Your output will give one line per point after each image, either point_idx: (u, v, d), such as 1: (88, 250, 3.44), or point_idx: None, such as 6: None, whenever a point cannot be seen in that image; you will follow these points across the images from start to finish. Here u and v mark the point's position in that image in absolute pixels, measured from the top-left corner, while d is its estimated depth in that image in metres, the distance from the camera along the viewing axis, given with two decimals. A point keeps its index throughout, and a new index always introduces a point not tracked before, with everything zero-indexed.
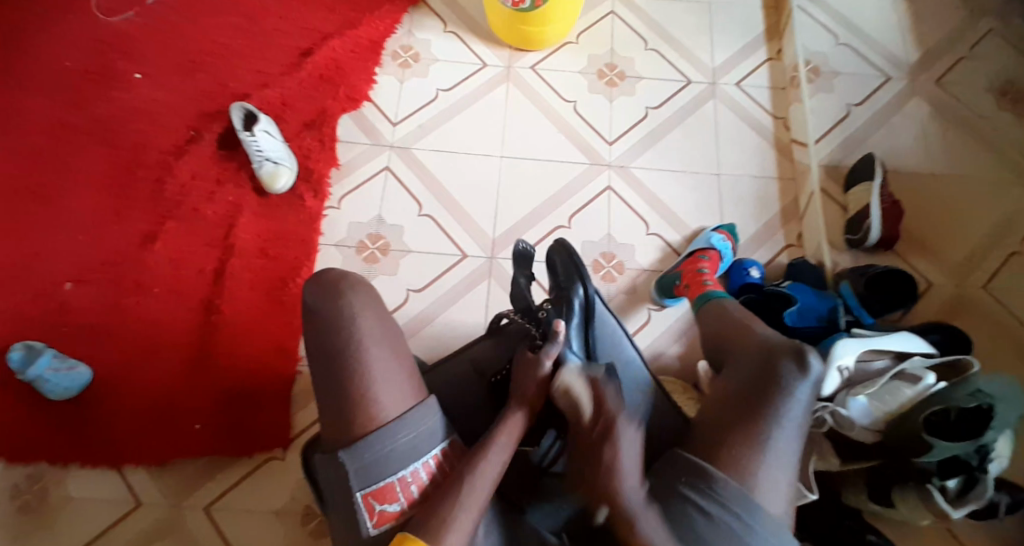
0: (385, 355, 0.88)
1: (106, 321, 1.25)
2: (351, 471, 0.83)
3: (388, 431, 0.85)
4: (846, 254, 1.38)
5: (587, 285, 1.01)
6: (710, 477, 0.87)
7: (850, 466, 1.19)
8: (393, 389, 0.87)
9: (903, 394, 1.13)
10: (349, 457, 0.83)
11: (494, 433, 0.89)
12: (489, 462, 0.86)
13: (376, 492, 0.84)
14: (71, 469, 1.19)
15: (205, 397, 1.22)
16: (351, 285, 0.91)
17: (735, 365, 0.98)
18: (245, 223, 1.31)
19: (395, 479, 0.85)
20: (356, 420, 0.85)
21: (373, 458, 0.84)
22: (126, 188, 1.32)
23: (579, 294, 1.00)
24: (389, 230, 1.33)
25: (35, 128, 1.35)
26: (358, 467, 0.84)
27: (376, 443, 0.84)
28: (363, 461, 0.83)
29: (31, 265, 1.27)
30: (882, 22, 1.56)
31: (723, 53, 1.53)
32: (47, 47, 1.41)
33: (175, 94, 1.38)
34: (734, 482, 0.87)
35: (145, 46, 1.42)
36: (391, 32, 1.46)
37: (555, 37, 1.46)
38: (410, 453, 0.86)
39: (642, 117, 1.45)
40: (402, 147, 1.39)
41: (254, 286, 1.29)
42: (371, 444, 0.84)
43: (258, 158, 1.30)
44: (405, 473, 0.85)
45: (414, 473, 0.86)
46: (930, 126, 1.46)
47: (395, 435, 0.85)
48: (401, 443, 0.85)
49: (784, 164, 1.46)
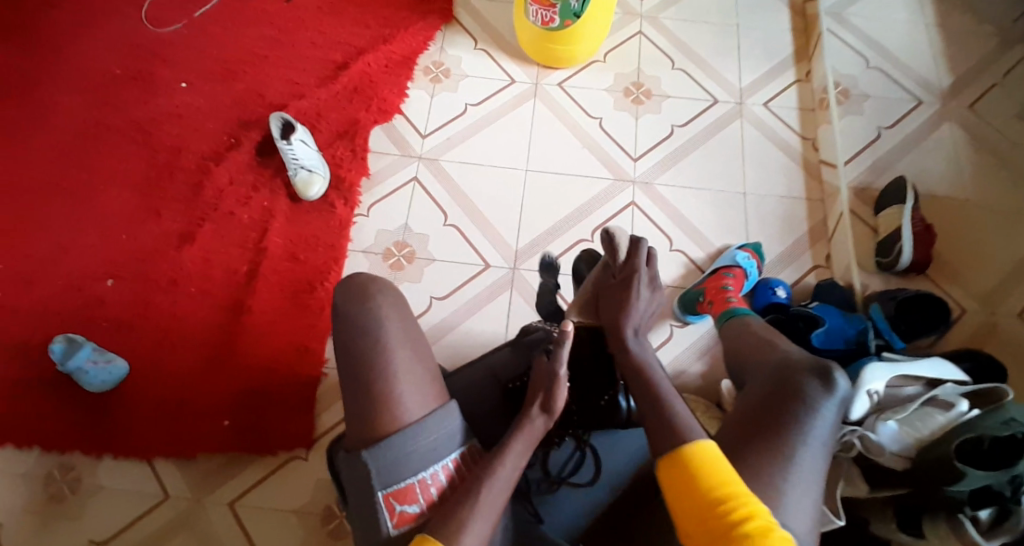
0: (409, 357, 0.91)
1: (142, 317, 1.30)
2: (373, 470, 0.84)
3: (410, 431, 0.86)
4: (876, 276, 1.36)
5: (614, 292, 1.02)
6: None
7: (878, 493, 1.15)
8: (416, 390, 0.89)
9: (935, 420, 1.12)
10: (371, 456, 0.85)
11: (509, 439, 0.88)
12: (505, 466, 0.86)
13: (397, 493, 0.85)
14: (102, 460, 1.23)
15: (233, 396, 1.25)
16: (378, 290, 0.95)
17: (756, 383, 0.98)
18: (277, 227, 1.36)
19: (415, 480, 0.85)
20: (378, 419, 0.87)
21: (395, 459, 0.85)
22: (167, 191, 1.38)
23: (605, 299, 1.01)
24: (415, 239, 1.36)
25: (85, 132, 1.42)
26: (379, 466, 0.85)
27: (398, 442, 0.85)
28: (384, 461, 0.85)
29: (75, 262, 1.33)
30: (912, 46, 1.56)
31: (751, 74, 1.54)
32: (100, 57, 1.49)
33: (217, 104, 1.45)
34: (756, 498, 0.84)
35: (191, 58, 1.49)
36: (424, 49, 1.51)
37: (583, 55, 1.49)
38: (430, 456, 0.87)
39: (667, 135, 1.47)
40: (431, 159, 1.42)
41: (284, 288, 1.33)
42: (393, 443, 0.85)
43: (293, 166, 1.35)
44: (426, 474, 0.86)
45: (434, 475, 0.86)
46: (963, 150, 1.44)
47: (417, 437, 0.86)
48: (423, 444, 0.86)
49: (812, 184, 1.46)
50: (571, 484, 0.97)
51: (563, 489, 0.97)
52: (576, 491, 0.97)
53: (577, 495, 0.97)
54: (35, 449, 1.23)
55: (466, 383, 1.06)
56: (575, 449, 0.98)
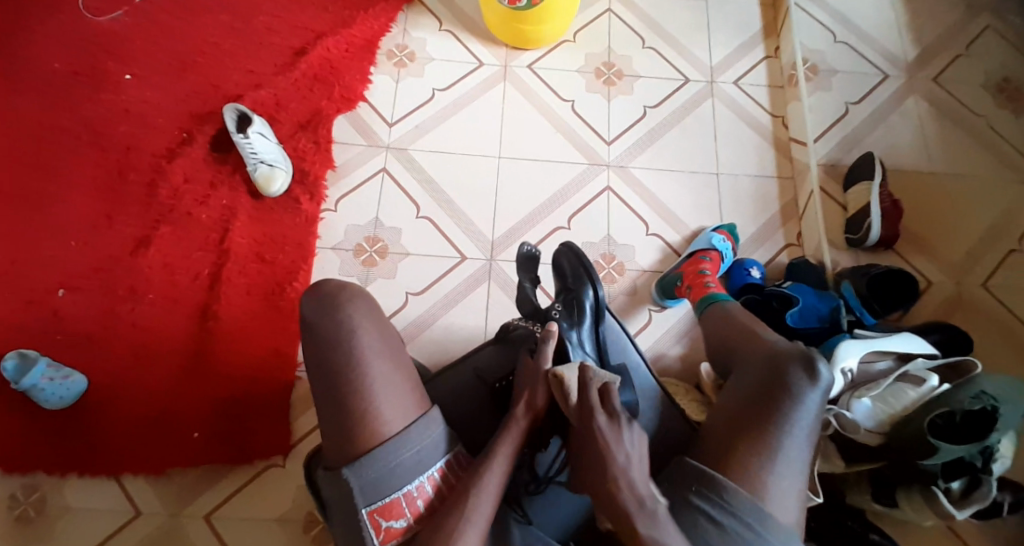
0: (387, 365, 0.87)
1: (100, 328, 1.23)
2: (356, 488, 0.81)
3: (392, 445, 0.83)
4: (847, 254, 1.38)
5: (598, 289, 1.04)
6: (720, 486, 0.88)
7: (854, 468, 1.19)
8: (396, 401, 0.86)
9: (908, 395, 1.15)
10: (353, 473, 0.82)
11: (496, 444, 0.87)
12: (493, 473, 0.85)
13: (382, 509, 0.82)
14: (68, 480, 1.17)
15: (203, 405, 1.20)
16: (350, 296, 0.90)
17: (742, 374, 0.99)
18: (240, 227, 1.29)
19: (400, 494, 0.83)
20: (359, 434, 0.84)
21: (378, 475, 0.82)
22: (118, 192, 1.30)
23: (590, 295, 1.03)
24: (387, 233, 1.32)
25: (21, 130, 1.32)
26: (362, 484, 0.82)
27: (380, 457, 0.83)
28: (367, 477, 0.82)
29: (22, 272, 1.24)
30: (878, 19, 1.55)
31: (720, 51, 1.51)
32: (32, 46, 1.38)
33: (166, 95, 1.36)
34: (745, 493, 0.87)
35: (133, 46, 1.39)
36: (386, 31, 1.44)
37: (552, 35, 1.44)
38: (416, 467, 0.84)
39: (640, 117, 1.44)
40: (399, 148, 1.37)
41: (251, 291, 1.27)
42: (375, 459, 0.82)
43: (253, 161, 1.28)
44: (410, 487, 0.83)
45: (419, 487, 0.84)
46: (927, 124, 1.46)
47: (400, 450, 0.83)
48: (407, 457, 0.84)
49: (783, 163, 1.46)
50: (559, 482, 0.98)
51: (551, 486, 0.98)
52: (565, 488, 0.98)
53: (566, 492, 0.98)
54: None
55: (450, 386, 1.02)
56: (562, 449, 0.98)
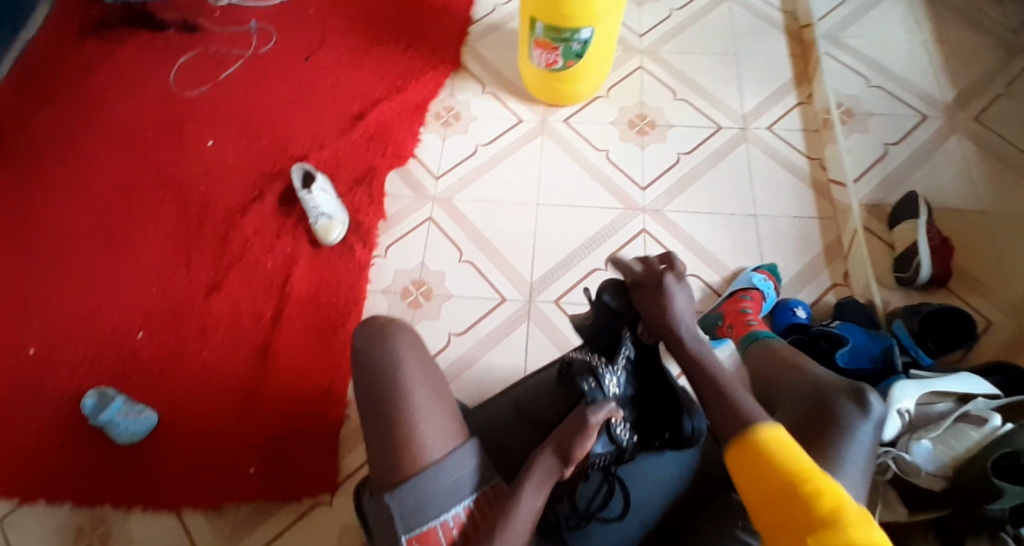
0: (427, 398, 0.90)
1: (172, 368, 1.33)
2: (395, 514, 0.83)
3: (433, 471, 0.85)
4: (896, 293, 1.35)
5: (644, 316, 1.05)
6: None
7: (919, 516, 1.09)
8: (436, 430, 0.88)
9: (969, 437, 1.08)
10: (394, 500, 0.83)
11: (526, 476, 0.83)
12: (525, 501, 0.81)
13: (420, 537, 0.83)
14: (133, 512, 1.24)
15: (260, 444, 1.26)
16: (397, 330, 0.94)
17: (788, 410, 0.96)
18: (300, 273, 1.40)
19: (437, 523, 0.84)
20: (402, 459, 0.86)
21: (417, 501, 0.83)
22: (195, 244, 1.44)
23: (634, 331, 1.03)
24: (431, 277, 1.40)
25: (117, 193, 1.49)
26: (402, 512, 0.83)
27: (420, 484, 0.84)
28: (405, 504, 0.83)
29: (108, 316, 1.37)
30: (911, 63, 1.58)
31: (752, 99, 1.57)
32: (130, 121, 1.57)
33: (241, 159, 1.52)
34: None
35: (215, 118, 1.57)
36: (435, 95, 1.58)
37: (588, 92, 1.54)
38: (452, 496, 0.85)
39: (674, 163, 1.49)
40: (445, 199, 1.46)
41: (306, 332, 1.35)
42: (413, 486, 0.84)
43: (314, 214, 1.40)
44: (447, 517, 0.84)
45: (456, 516, 0.84)
46: (972, 162, 1.45)
47: (438, 478, 0.84)
48: (445, 484, 0.84)
49: (823, 204, 1.46)
50: (601, 519, 0.94)
51: (593, 523, 0.94)
52: (606, 526, 0.94)
53: (609, 529, 0.94)
54: (68, 503, 1.24)
55: (492, 421, 1.04)
56: (602, 483, 0.94)
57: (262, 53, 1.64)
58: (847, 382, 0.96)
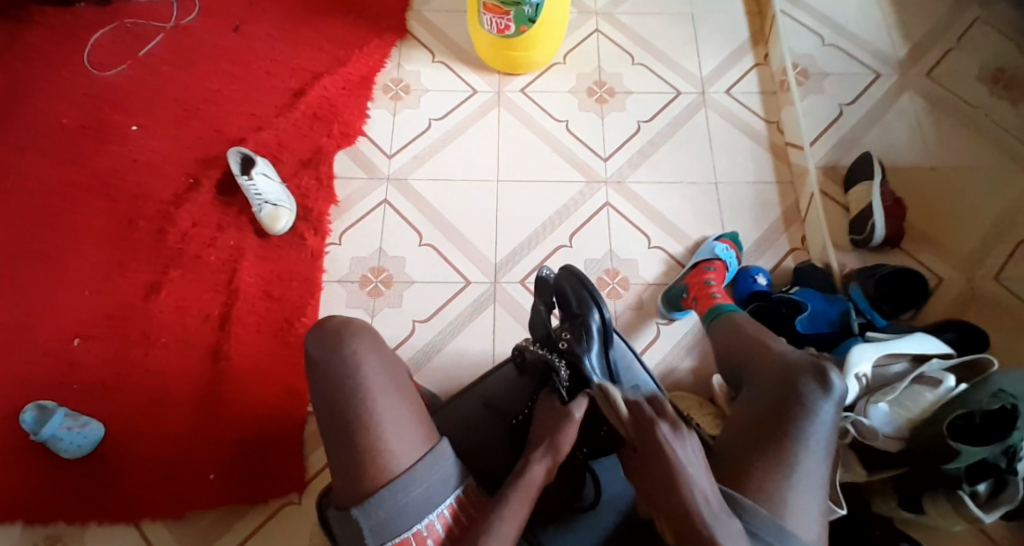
0: (393, 403, 0.86)
1: (116, 375, 1.24)
2: (366, 529, 0.80)
3: (401, 482, 0.81)
4: (851, 254, 1.36)
5: (603, 310, 1.00)
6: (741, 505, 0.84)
7: (877, 476, 1.11)
8: (404, 436, 0.84)
9: (926, 397, 1.11)
10: (363, 514, 0.80)
11: (509, 491, 0.81)
12: (506, 517, 0.79)
13: None
14: (88, 527, 1.17)
15: (219, 447, 1.20)
16: (355, 332, 0.89)
17: (753, 388, 0.97)
18: (248, 266, 1.31)
19: (411, 533, 0.81)
20: (368, 471, 0.82)
21: (387, 514, 0.80)
22: (129, 240, 1.33)
23: (595, 318, 0.99)
24: (391, 263, 1.34)
25: (33, 186, 1.36)
26: (372, 524, 0.80)
27: (390, 496, 0.81)
28: (376, 516, 0.80)
29: (37, 324, 1.27)
30: (865, 20, 1.56)
31: (710, 62, 1.53)
32: (41, 104, 1.42)
33: (171, 143, 1.40)
34: (765, 510, 0.84)
35: (138, 98, 1.43)
36: (381, 67, 1.48)
37: (542, 59, 1.47)
38: (425, 505, 0.82)
39: (634, 132, 1.45)
40: (400, 180, 1.39)
41: (261, 328, 1.28)
42: (384, 497, 0.81)
43: (258, 202, 1.30)
44: (421, 526, 0.81)
45: (430, 526, 0.82)
46: (924, 120, 1.46)
47: (409, 487, 0.81)
48: (417, 494, 0.82)
49: (781, 168, 1.46)
50: (576, 510, 0.94)
51: (568, 516, 0.94)
52: (581, 517, 0.94)
53: (584, 520, 0.94)
54: (19, 524, 1.16)
55: (457, 421, 1.00)
56: (576, 475, 0.96)
57: (186, 24, 1.50)
58: (809, 357, 0.97)
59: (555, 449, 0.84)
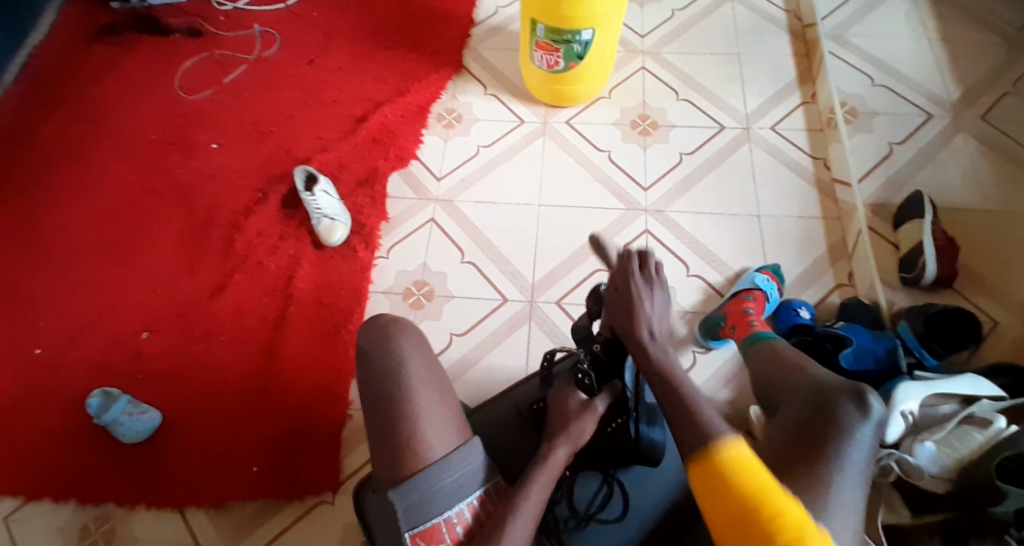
0: (431, 396, 0.90)
1: (176, 367, 1.34)
2: (400, 511, 0.82)
3: (435, 469, 0.84)
4: (901, 294, 1.32)
5: None
6: None
7: (924, 519, 1.04)
8: (440, 428, 0.88)
9: (974, 439, 1.03)
10: (397, 495, 0.82)
11: (533, 473, 0.86)
12: (529, 499, 0.82)
13: (424, 534, 0.82)
14: (138, 510, 1.24)
15: (264, 443, 1.27)
16: (401, 330, 0.95)
17: (790, 410, 0.95)
18: (303, 274, 1.40)
19: (441, 519, 0.83)
20: (404, 456, 0.85)
21: (420, 498, 0.83)
22: (200, 245, 1.45)
23: None
24: (433, 277, 1.40)
25: (122, 195, 1.51)
26: (406, 507, 0.82)
27: (423, 481, 0.83)
28: (410, 500, 0.82)
29: (113, 316, 1.39)
30: (917, 63, 1.57)
31: (755, 99, 1.56)
32: (136, 123, 1.59)
33: (245, 161, 1.53)
34: None
35: (219, 121, 1.58)
36: (437, 97, 1.58)
37: (589, 93, 1.54)
38: (456, 493, 0.84)
39: (676, 163, 1.49)
40: (447, 201, 1.47)
41: (311, 332, 1.36)
42: (418, 482, 0.83)
43: (316, 216, 1.41)
44: (451, 513, 0.83)
45: (459, 513, 0.84)
46: (978, 162, 1.43)
47: (442, 475, 0.84)
48: (448, 481, 0.84)
49: (827, 205, 1.45)
50: (600, 520, 0.95)
51: (592, 525, 0.94)
52: (606, 527, 0.94)
53: (608, 531, 0.94)
54: (72, 502, 1.25)
55: (489, 421, 1.05)
56: (602, 484, 0.97)
57: (267, 57, 1.66)
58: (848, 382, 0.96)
59: (573, 438, 0.89)
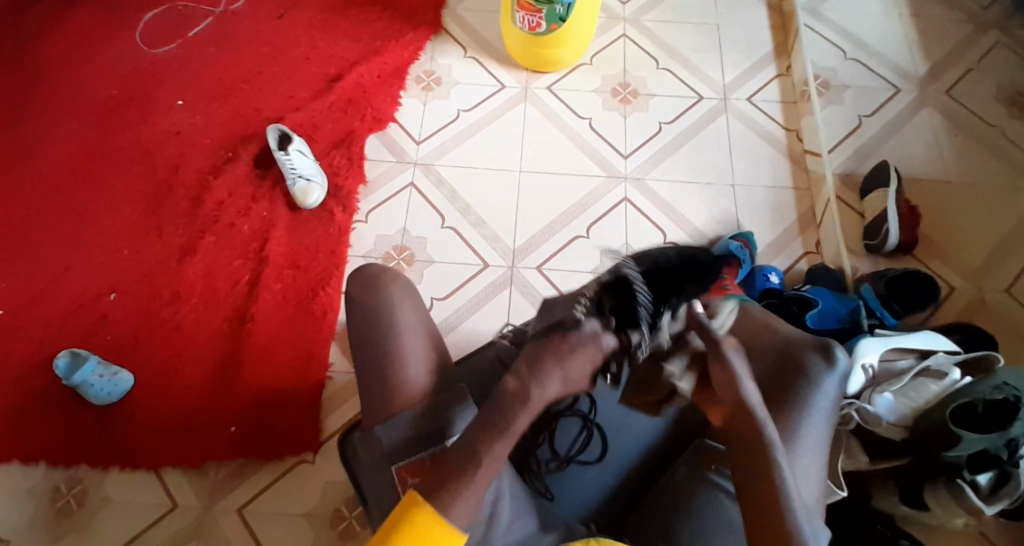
0: (421, 343, 0.91)
1: (145, 330, 1.30)
2: (385, 443, 0.83)
3: (419, 408, 0.84)
4: (865, 259, 1.37)
5: None
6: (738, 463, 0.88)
7: (879, 464, 1.10)
8: (427, 371, 0.89)
9: (929, 390, 1.09)
10: (384, 431, 0.84)
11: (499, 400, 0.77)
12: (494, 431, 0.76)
13: (408, 466, 0.83)
14: (109, 473, 1.21)
15: (240, 404, 1.25)
16: (392, 279, 0.94)
17: (756, 359, 0.97)
18: (277, 236, 1.37)
19: (423, 453, 0.82)
20: (395, 401, 0.86)
21: (406, 433, 0.83)
22: (166, 206, 1.40)
23: None
24: (413, 242, 1.39)
25: (81, 151, 1.44)
26: (392, 441, 0.83)
27: (408, 419, 0.84)
28: (396, 434, 0.83)
29: (76, 278, 1.33)
30: (887, 38, 1.61)
31: (732, 70, 1.58)
32: (95, 77, 1.51)
33: (213, 119, 1.48)
34: None
35: (185, 76, 1.52)
36: (415, 59, 1.55)
37: (570, 58, 1.53)
38: (438, 432, 0.83)
39: (655, 132, 1.50)
40: (426, 164, 1.45)
41: (286, 296, 1.33)
42: (404, 419, 0.84)
43: (291, 176, 1.37)
44: (431, 448, 0.82)
45: (439, 447, 0.83)
46: (941, 135, 1.49)
47: (426, 412, 0.84)
48: (431, 420, 0.84)
49: (799, 175, 1.48)
50: (580, 462, 0.96)
51: (572, 466, 0.96)
52: (585, 468, 0.96)
53: (588, 472, 0.96)
54: (40, 465, 1.21)
55: (469, 372, 1.02)
56: (582, 429, 0.95)
57: (234, 11, 1.59)
58: (812, 337, 0.99)
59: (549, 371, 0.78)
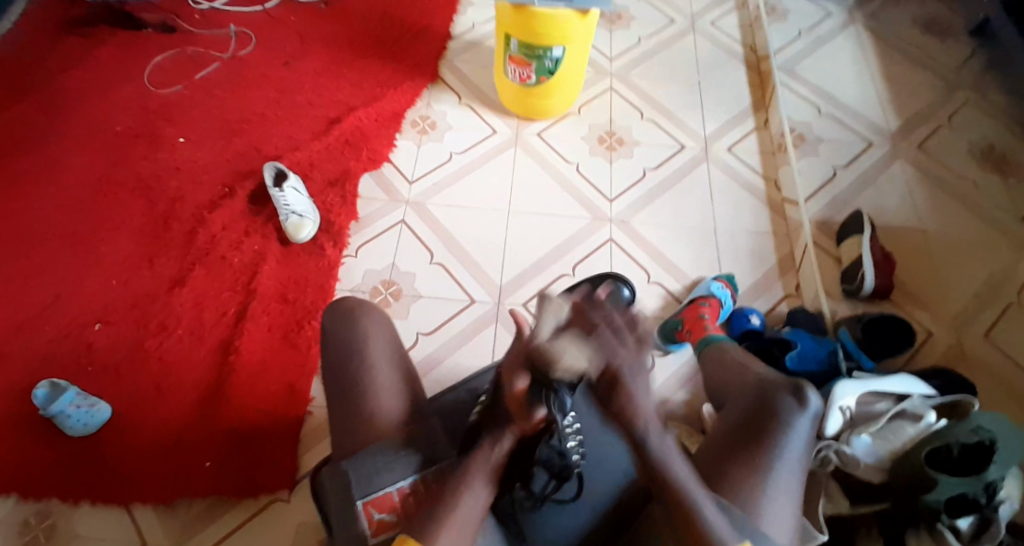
0: (390, 371, 0.94)
1: (129, 361, 1.30)
2: (352, 476, 0.82)
3: (391, 441, 0.85)
4: (843, 303, 1.41)
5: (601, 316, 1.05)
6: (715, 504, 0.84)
7: (859, 509, 1.09)
8: (396, 396, 0.92)
9: (906, 432, 1.10)
10: (351, 464, 0.83)
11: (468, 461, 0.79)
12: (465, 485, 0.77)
13: (376, 502, 0.81)
14: (79, 506, 1.19)
15: (217, 439, 1.23)
16: (365, 312, 0.99)
17: (733, 406, 0.98)
18: (268, 269, 1.39)
19: (394, 488, 0.82)
20: (364, 422, 0.89)
21: (374, 466, 0.83)
22: (160, 237, 1.42)
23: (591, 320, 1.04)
24: (401, 277, 1.41)
25: (81, 184, 1.47)
26: (359, 473, 0.83)
27: (374, 452, 0.84)
28: (364, 467, 0.83)
29: (66, 306, 1.34)
30: (861, 96, 1.69)
31: (713, 122, 1.65)
32: (102, 114, 1.57)
33: (213, 156, 1.52)
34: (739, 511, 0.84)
35: (189, 115, 1.58)
36: (412, 105, 1.62)
37: (559, 107, 1.60)
38: (409, 464, 0.84)
39: (640, 177, 1.56)
40: (418, 203, 1.49)
41: (271, 327, 1.34)
42: (373, 452, 0.84)
43: (285, 212, 1.41)
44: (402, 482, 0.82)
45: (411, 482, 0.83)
46: (914, 187, 1.55)
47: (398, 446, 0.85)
48: (401, 454, 0.84)
49: (777, 221, 1.53)
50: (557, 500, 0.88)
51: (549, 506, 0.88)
52: (561, 508, 0.88)
53: (565, 514, 0.89)
54: (11, 497, 1.19)
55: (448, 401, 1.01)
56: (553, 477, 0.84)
57: (241, 56, 1.67)
58: (786, 379, 0.99)
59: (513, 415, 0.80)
